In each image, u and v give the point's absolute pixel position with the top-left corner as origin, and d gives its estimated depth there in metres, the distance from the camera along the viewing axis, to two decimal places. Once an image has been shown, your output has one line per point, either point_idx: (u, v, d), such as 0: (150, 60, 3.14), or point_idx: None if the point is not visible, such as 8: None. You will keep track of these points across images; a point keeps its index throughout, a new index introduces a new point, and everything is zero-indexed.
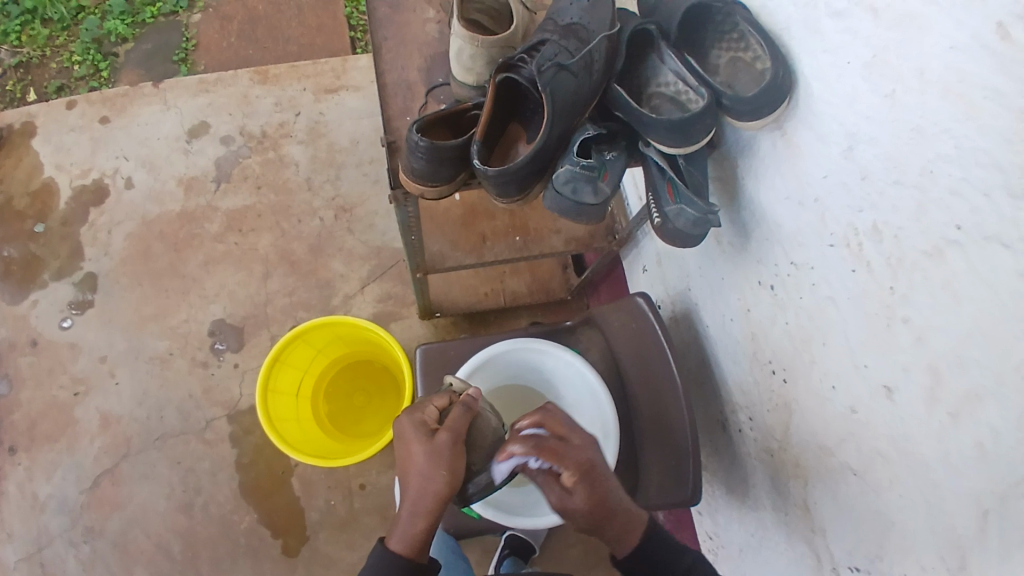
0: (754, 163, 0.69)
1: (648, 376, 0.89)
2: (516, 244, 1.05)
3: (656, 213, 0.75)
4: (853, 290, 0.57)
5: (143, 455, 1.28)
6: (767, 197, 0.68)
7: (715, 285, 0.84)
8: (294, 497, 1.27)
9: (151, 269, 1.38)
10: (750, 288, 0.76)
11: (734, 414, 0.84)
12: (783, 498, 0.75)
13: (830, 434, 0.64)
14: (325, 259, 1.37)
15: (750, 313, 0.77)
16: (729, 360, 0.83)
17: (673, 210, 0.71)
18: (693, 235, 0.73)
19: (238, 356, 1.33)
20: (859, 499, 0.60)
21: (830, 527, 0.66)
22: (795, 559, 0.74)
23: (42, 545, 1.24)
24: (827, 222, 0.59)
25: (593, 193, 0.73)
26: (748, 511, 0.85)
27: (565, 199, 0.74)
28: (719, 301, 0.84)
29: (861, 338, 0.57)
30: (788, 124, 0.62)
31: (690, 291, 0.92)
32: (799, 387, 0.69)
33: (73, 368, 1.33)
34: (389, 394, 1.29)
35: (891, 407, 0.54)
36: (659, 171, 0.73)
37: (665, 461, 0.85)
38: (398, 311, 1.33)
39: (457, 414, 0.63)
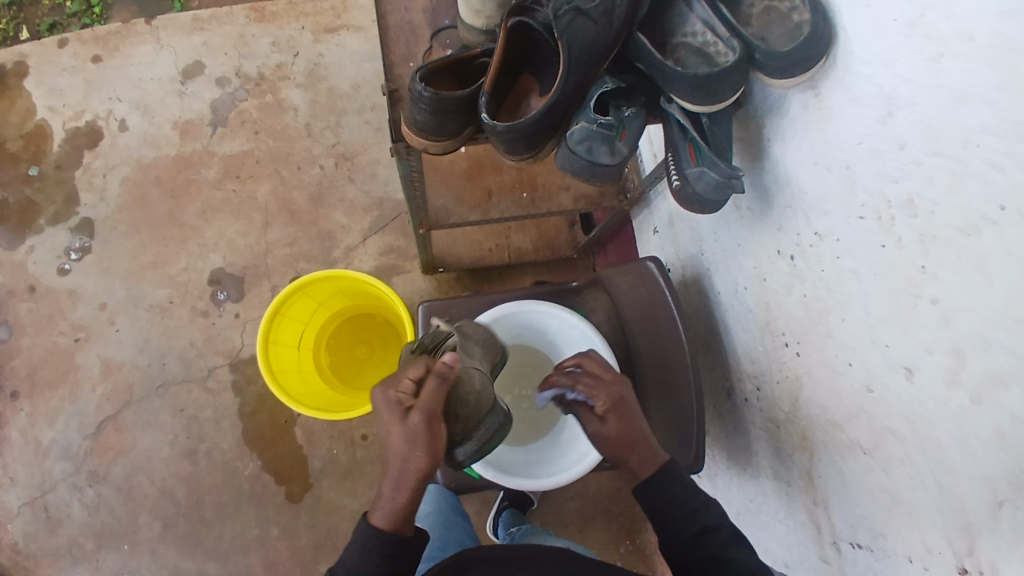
0: (782, 123, 0.66)
1: (655, 339, 0.88)
2: (524, 201, 1.03)
3: (675, 174, 0.73)
4: (877, 264, 0.56)
5: (145, 402, 1.29)
6: (791, 162, 0.66)
7: (730, 251, 0.82)
8: (297, 445, 1.28)
9: (149, 216, 1.36)
10: (767, 255, 0.74)
11: (741, 382, 0.84)
12: (786, 467, 0.76)
13: (841, 408, 0.64)
14: (326, 210, 1.35)
15: (765, 282, 0.75)
16: (740, 327, 0.82)
17: (694, 172, 0.69)
18: (712, 200, 0.71)
19: (238, 306, 1.31)
20: (866, 476, 0.61)
21: (835, 500, 0.67)
22: (795, 526, 0.76)
23: (46, 489, 1.26)
24: (856, 192, 0.57)
25: (609, 153, 0.72)
26: (749, 478, 0.86)
27: (579, 158, 0.72)
28: (733, 267, 0.82)
29: (883, 316, 0.56)
30: (822, 84, 0.59)
31: (704, 255, 0.90)
32: (813, 360, 0.68)
33: (72, 316, 1.32)
34: (391, 348, 1.27)
35: (909, 387, 0.53)
36: (681, 130, 0.70)
37: (669, 428, 0.85)
38: (401, 265, 1.31)
39: (430, 390, 0.60)
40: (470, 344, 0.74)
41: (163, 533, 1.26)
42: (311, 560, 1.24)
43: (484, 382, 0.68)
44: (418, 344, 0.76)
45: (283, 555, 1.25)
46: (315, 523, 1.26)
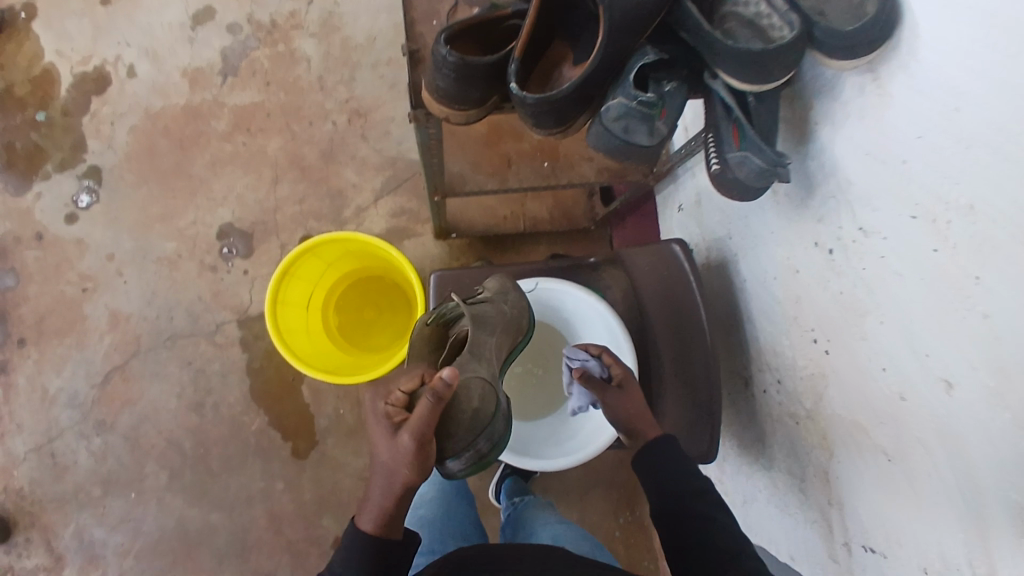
0: (834, 107, 0.64)
1: (677, 326, 0.88)
2: (544, 170, 1.01)
3: (715, 156, 0.72)
4: (927, 268, 0.55)
5: (153, 354, 1.30)
6: (841, 153, 0.64)
7: (761, 237, 0.81)
8: (303, 403, 1.29)
9: (157, 166, 1.34)
10: (802, 247, 0.73)
11: (760, 373, 0.85)
12: (801, 463, 0.80)
13: (870, 412, 0.65)
14: (337, 168, 1.32)
15: (796, 274, 0.75)
16: (764, 317, 0.82)
17: (734, 156, 0.67)
18: (753, 185, 0.69)
19: (246, 262, 1.30)
20: (890, 482, 0.64)
21: (853, 499, 0.71)
22: (808, 519, 0.80)
23: (54, 436, 1.28)
24: (910, 189, 0.56)
25: (647, 133, 0.70)
26: (759, 468, 0.90)
27: (615, 136, 0.72)
28: (761, 254, 0.81)
29: (925, 325, 0.56)
30: (882, 70, 0.57)
31: (730, 240, 0.88)
32: (845, 360, 0.69)
33: (80, 265, 1.31)
34: (400, 312, 1.26)
35: (947, 400, 0.54)
36: (724, 110, 0.68)
37: (686, 419, 0.86)
38: (412, 228, 1.29)
39: (420, 412, 0.57)
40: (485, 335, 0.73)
41: (170, 481, 1.29)
42: (315, 514, 1.28)
43: (481, 396, 0.67)
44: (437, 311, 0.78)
45: (287, 508, 1.28)
46: (319, 479, 1.28)
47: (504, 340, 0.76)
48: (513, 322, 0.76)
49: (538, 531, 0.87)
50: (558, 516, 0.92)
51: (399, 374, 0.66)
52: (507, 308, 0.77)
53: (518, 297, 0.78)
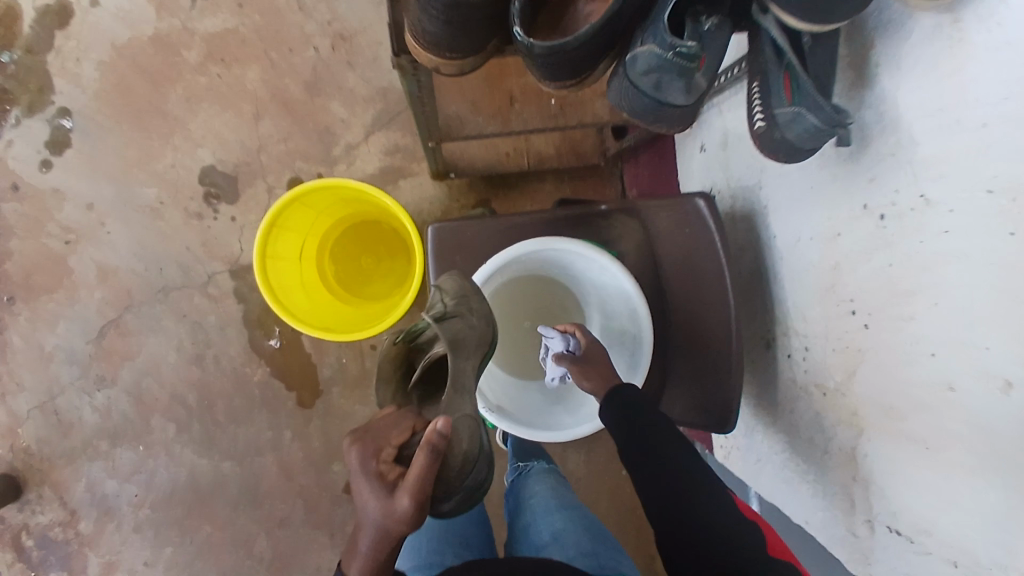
0: (901, 51, 0.52)
1: (693, 289, 0.81)
2: (551, 109, 0.92)
3: (759, 113, 0.59)
4: (997, 254, 0.45)
5: (147, 308, 1.24)
6: (905, 107, 0.53)
7: (798, 193, 0.70)
8: (306, 354, 1.25)
9: (130, 105, 1.23)
10: (846, 208, 0.62)
11: (786, 336, 0.77)
12: (823, 435, 0.73)
13: (909, 399, 0.57)
14: (323, 101, 1.21)
15: (836, 238, 0.65)
16: (797, 282, 0.73)
17: (785, 114, 0.56)
18: (805, 147, 0.58)
19: (234, 209, 1.22)
20: (921, 474, 0.57)
21: (878, 484, 0.64)
22: (824, 493, 0.74)
23: (55, 394, 1.27)
24: (987, 157, 0.45)
25: (684, 91, 0.58)
26: (776, 431, 0.84)
27: (645, 95, 0.59)
28: (796, 212, 0.71)
29: (988, 318, 0.47)
30: (964, 10, 0.46)
31: (761, 189, 0.76)
32: (884, 339, 0.60)
33: (60, 217, 1.24)
34: (399, 257, 1.20)
35: (1005, 404, 0.46)
36: (774, 53, 0.56)
37: (696, 391, 0.81)
38: (408, 167, 1.19)
39: (419, 467, 0.49)
40: (466, 360, 0.61)
41: (178, 434, 1.27)
42: (326, 463, 1.26)
43: (472, 436, 0.58)
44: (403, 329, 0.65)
45: (297, 458, 1.27)
46: (327, 429, 1.26)
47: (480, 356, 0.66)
48: (481, 336, 0.66)
49: (539, 522, 0.82)
50: (560, 502, 0.86)
51: (384, 421, 0.56)
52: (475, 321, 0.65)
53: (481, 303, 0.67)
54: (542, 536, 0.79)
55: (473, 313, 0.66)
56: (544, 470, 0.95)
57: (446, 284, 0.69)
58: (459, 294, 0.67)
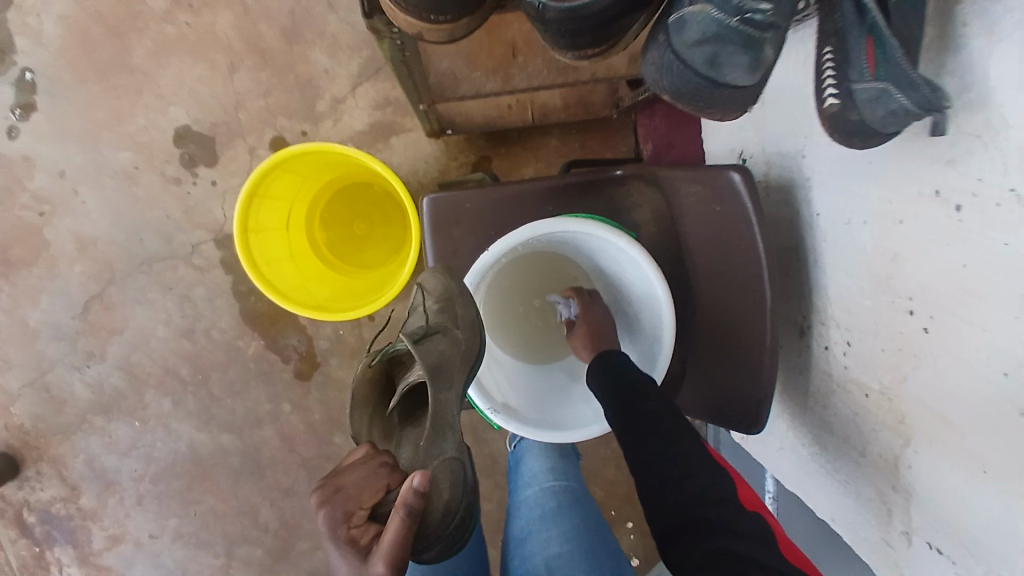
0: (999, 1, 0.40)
1: (721, 273, 0.72)
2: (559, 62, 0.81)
3: (833, 86, 0.50)
4: None
5: (130, 280, 1.17)
6: (1000, 72, 0.40)
7: (849, 166, 0.58)
8: (300, 325, 1.19)
9: (94, 60, 1.12)
10: (911, 190, 0.51)
11: (825, 328, 0.68)
12: (860, 434, 0.65)
13: (975, 422, 0.48)
14: (303, 49, 1.09)
15: (893, 223, 0.54)
16: (845, 269, 0.62)
17: (867, 90, 0.47)
18: (883, 132, 0.48)
19: (214, 172, 1.13)
20: (987, 505, 0.48)
21: (929, 501, 0.56)
22: (859, 493, 0.67)
23: (45, 370, 1.21)
24: None
25: (747, 68, 0.49)
26: (802, 423, 0.77)
27: (694, 71, 0.51)
28: (846, 186, 0.59)
29: None
30: None
31: (805, 159, 0.65)
32: (946, 347, 0.50)
33: (31, 185, 1.15)
34: (395, 223, 1.11)
35: None
36: (855, 15, 0.47)
37: (717, 383, 0.74)
38: (399, 122, 1.09)
39: (395, 530, 0.47)
40: (446, 390, 0.60)
41: (174, 409, 1.22)
42: (327, 434, 1.22)
43: (453, 481, 0.57)
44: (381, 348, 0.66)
45: (299, 429, 1.22)
46: (327, 400, 1.21)
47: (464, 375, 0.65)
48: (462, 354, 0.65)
49: (533, 534, 0.77)
50: (557, 502, 0.80)
51: (358, 473, 0.54)
52: (460, 336, 0.66)
53: (466, 309, 0.68)
54: (536, 555, 0.74)
55: (459, 324, 0.67)
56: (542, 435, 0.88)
57: (430, 285, 0.71)
58: (443, 298, 0.69)
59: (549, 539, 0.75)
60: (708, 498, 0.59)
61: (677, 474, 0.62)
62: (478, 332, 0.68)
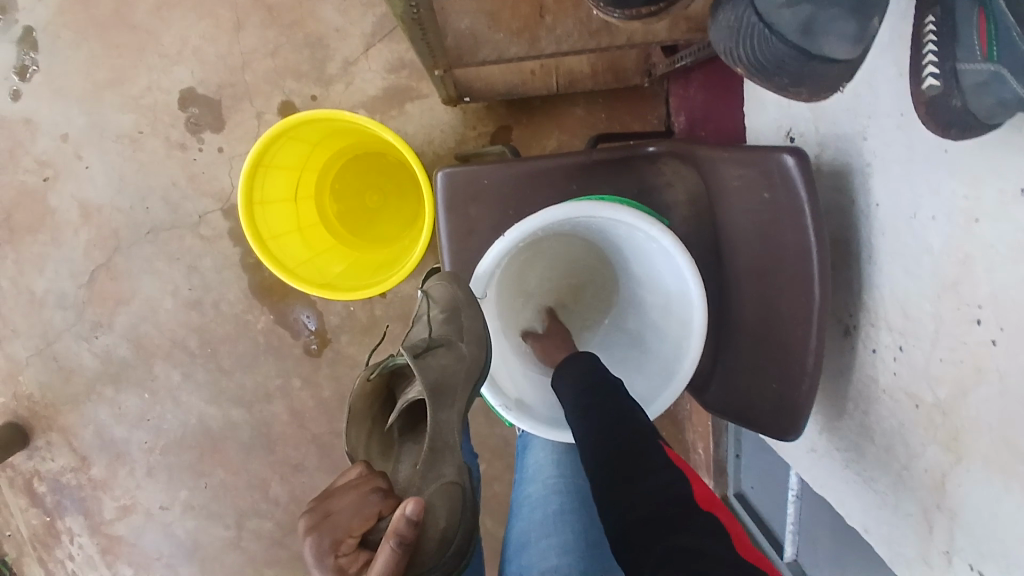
0: None
1: (765, 269, 0.64)
2: (590, 23, 0.74)
3: (933, 67, 0.43)
4: None
5: (136, 249, 1.13)
6: None
7: (919, 142, 0.49)
8: (309, 299, 1.14)
9: (95, 16, 1.06)
10: (993, 181, 0.41)
11: (872, 329, 0.60)
12: (906, 446, 0.56)
13: None
14: (313, 5, 1.02)
15: (967, 218, 0.45)
16: (907, 267, 0.53)
17: (975, 73, 0.40)
18: (985, 124, 0.40)
19: (221, 138, 1.07)
20: None
21: (989, 529, 0.47)
22: (899, 508, 0.58)
23: (52, 339, 1.18)
24: None
25: (846, 37, 0.46)
26: (840, 427, 0.68)
27: (790, 40, 0.47)
28: (914, 168, 0.50)
29: None
30: None
31: (863, 140, 0.57)
32: (1021, 367, 0.41)
33: (33, 149, 1.10)
34: (408, 196, 1.05)
35: None
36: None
37: (750, 387, 0.67)
38: (414, 87, 1.02)
39: (382, 564, 0.45)
40: (446, 410, 0.60)
41: (183, 383, 1.19)
42: (338, 410, 1.18)
43: (450, 507, 0.55)
44: (382, 361, 0.65)
45: (308, 405, 1.19)
46: (338, 376, 1.17)
47: (465, 395, 0.63)
48: (467, 371, 0.63)
49: (533, 545, 0.69)
50: (561, 506, 0.72)
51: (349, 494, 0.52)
52: (463, 350, 0.64)
53: (472, 321, 0.65)
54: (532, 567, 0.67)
55: (465, 337, 0.65)
56: None
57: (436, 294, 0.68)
58: (448, 306, 0.66)
59: (548, 550, 0.68)
60: (670, 493, 0.52)
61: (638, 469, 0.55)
62: (486, 344, 0.65)
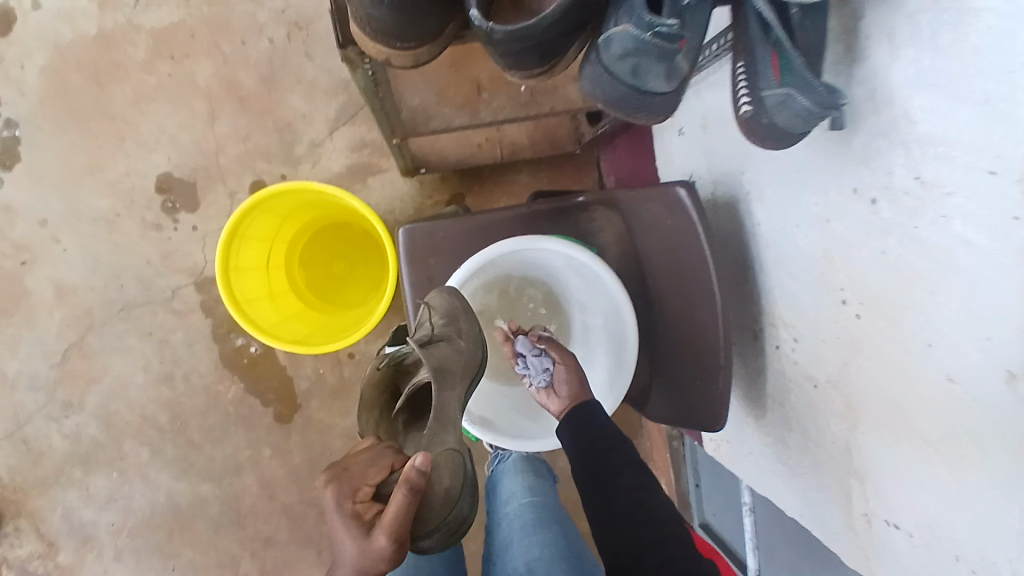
0: (891, 14, 0.46)
1: (678, 285, 0.75)
2: (522, 95, 0.85)
3: (745, 95, 0.52)
4: (1003, 241, 0.41)
5: (109, 327, 1.17)
6: (897, 77, 0.47)
7: (779, 177, 0.65)
8: (279, 365, 1.19)
9: (76, 111, 1.15)
10: (834, 189, 0.57)
11: (773, 328, 0.74)
12: (817, 427, 0.70)
13: (910, 393, 0.54)
14: (281, 95, 1.13)
15: (827, 224, 0.60)
16: (786, 271, 0.69)
17: (774, 96, 0.48)
18: (795, 131, 0.51)
19: (195, 217, 1.15)
20: (925, 466, 0.54)
21: (882, 481, 0.60)
22: (823, 485, 0.71)
23: (22, 422, 1.19)
24: (990, 135, 0.40)
25: (665, 76, 0.50)
26: (767, 425, 0.81)
27: (622, 82, 0.51)
28: (780, 197, 0.66)
29: (996, 308, 0.43)
30: None
31: (741, 175, 0.72)
32: (882, 331, 0.56)
33: (12, 235, 1.16)
34: (373, 259, 1.12)
35: (1012, 400, 0.43)
36: (762, 28, 0.48)
37: (681, 396, 0.77)
38: (376, 163, 1.12)
39: (398, 506, 0.44)
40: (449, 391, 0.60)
41: (152, 459, 1.20)
42: (309, 478, 1.20)
43: (455, 470, 0.54)
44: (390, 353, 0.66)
45: (279, 474, 1.20)
46: (308, 443, 1.19)
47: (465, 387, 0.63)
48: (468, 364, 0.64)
49: (515, 547, 0.76)
50: (537, 514, 0.80)
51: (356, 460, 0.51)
52: (463, 345, 0.64)
53: (471, 324, 0.65)
54: (517, 562, 0.74)
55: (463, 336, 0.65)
56: (518, 458, 0.88)
57: (436, 302, 0.66)
58: (447, 314, 0.64)
59: (531, 544, 0.75)
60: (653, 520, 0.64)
61: (651, 538, 0.62)
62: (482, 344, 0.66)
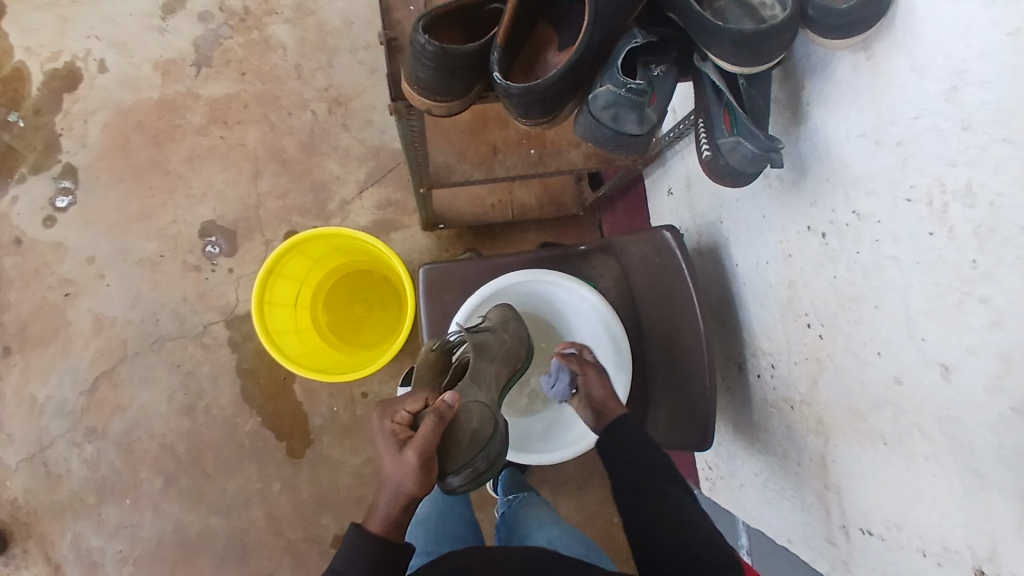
0: (827, 88, 0.61)
1: (668, 316, 0.88)
2: (531, 157, 0.98)
3: (705, 143, 0.66)
4: (926, 253, 0.53)
5: (140, 358, 1.27)
6: (835, 137, 0.61)
7: (754, 223, 0.79)
8: (297, 403, 1.27)
9: (132, 164, 1.29)
10: (795, 229, 0.71)
11: (754, 358, 0.86)
12: (797, 447, 0.79)
13: (865, 398, 0.65)
14: (319, 159, 1.29)
15: (791, 259, 0.73)
16: (764, 306, 0.81)
17: (727, 142, 0.63)
18: (746, 172, 0.65)
19: (232, 261, 1.28)
20: (885, 466, 0.63)
21: (851, 486, 0.69)
22: (805, 504, 0.79)
23: (45, 446, 1.26)
24: (907, 171, 0.54)
25: (637, 122, 0.64)
26: (754, 453, 0.91)
27: (604, 126, 0.65)
28: (755, 240, 0.80)
29: (924, 309, 0.55)
30: (877, 46, 0.55)
31: (721, 224, 0.87)
32: (838, 346, 0.68)
33: (59, 269, 1.27)
34: (392, 305, 1.25)
35: (946, 385, 0.53)
36: (714, 93, 0.64)
37: (677, 418, 0.86)
38: (399, 220, 1.27)
39: (426, 428, 0.60)
40: (485, 359, 0.76)
41: (165, 489, 1.26)
42: (315, 513, 1.25)
43: (483, 419, 0.70)
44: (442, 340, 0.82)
45: (286, 509, 1.26)
46: (317, 479, 1.26)
47: (502, 366, 0.79)
48: (512, 353, 0.80)
49: (533, 531, 0.85)
50: (553, 515, 0.88)
51: (402, 398, 0.69)
52: (507, 337, 0.80)
53: (519, 326, 0.81)
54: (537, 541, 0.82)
55: (508, 331, 0.80)
56: (527, 494, 0.96)
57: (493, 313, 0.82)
58: (501, 319, 0.81)
59: (549, 530, 0.84)
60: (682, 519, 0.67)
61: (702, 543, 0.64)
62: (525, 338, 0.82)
